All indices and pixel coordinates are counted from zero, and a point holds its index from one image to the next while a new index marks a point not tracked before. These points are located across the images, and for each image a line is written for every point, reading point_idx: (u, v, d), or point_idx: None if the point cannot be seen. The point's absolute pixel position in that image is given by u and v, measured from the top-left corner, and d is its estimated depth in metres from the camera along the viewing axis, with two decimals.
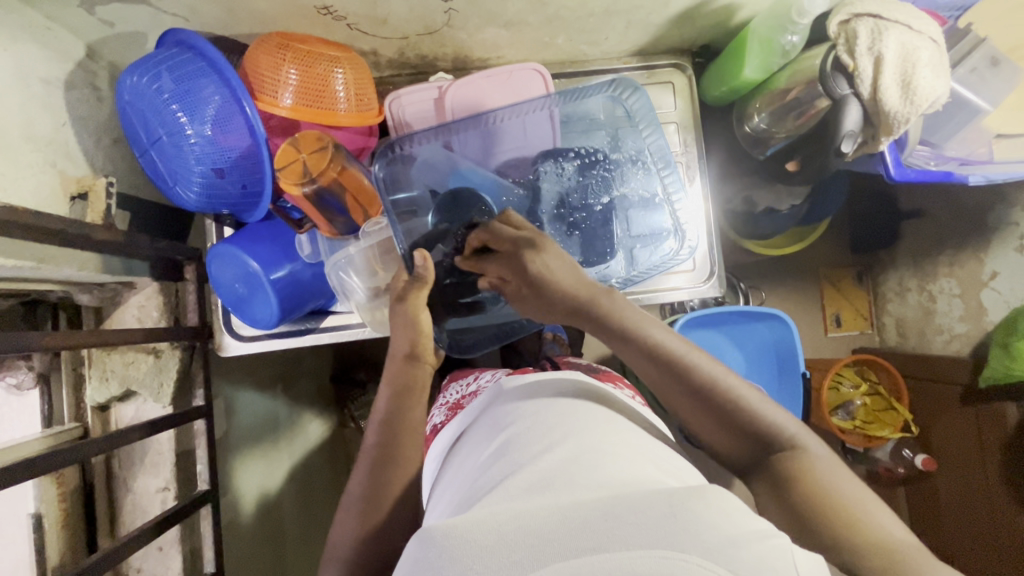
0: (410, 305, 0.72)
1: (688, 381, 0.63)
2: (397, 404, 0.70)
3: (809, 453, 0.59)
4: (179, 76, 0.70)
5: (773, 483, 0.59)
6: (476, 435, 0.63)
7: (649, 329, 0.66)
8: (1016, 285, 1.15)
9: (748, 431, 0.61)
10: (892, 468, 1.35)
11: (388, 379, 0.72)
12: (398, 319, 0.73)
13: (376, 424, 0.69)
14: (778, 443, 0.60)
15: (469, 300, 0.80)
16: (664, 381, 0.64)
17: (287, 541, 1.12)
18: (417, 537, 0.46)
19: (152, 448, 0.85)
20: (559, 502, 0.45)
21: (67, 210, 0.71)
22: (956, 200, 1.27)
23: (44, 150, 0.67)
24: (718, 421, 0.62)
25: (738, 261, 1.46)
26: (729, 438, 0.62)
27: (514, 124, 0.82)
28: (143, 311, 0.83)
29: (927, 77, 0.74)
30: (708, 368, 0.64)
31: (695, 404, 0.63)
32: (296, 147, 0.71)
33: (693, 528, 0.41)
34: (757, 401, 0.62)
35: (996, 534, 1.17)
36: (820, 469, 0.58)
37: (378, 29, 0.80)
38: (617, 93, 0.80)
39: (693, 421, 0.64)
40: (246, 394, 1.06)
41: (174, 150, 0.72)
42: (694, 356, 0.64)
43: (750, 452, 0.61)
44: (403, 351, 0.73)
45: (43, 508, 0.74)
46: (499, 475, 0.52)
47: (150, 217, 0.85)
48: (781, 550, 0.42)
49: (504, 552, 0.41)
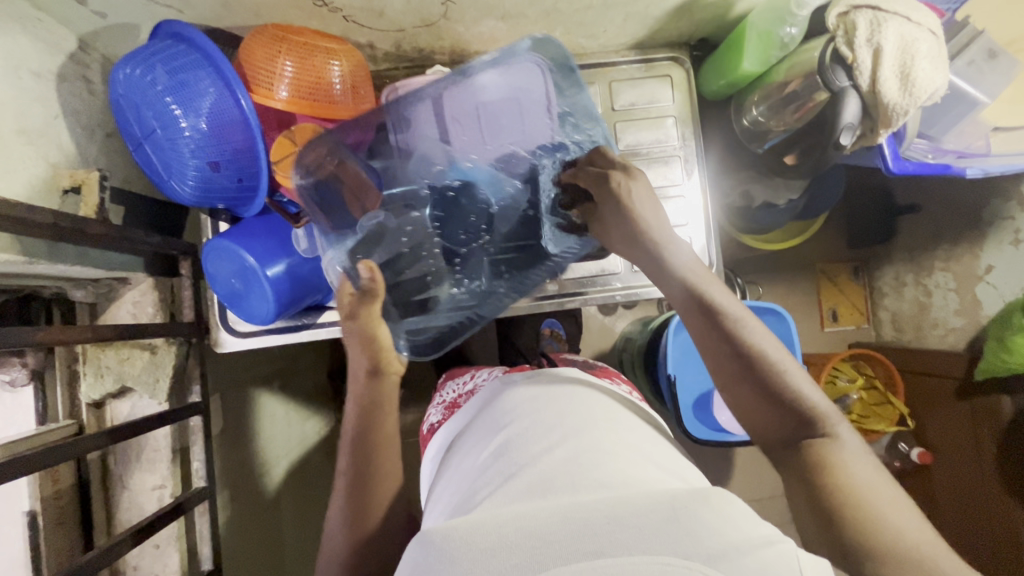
0: (364, 322, 0.68)
1: (739, 346, 0.62)
2: (368, 421, 0.67)
3: (844, 445, 0.58)
4: (173, 69, 0.69)
5: (800, 471, 0.58)
6: (474, 434, 0.63)
7: (708, 286, 0.66)
8: (1012, 279, 1.16)
9: (785, 409, 0.61)
10: (888, 462, 1.36)
11: (354, 397, 0.68)
12: (353, 336, 0.69)
13: (347, 444, 0.66)
14: (813, 426, 0.60)
15: (419, 297, 0.79)
16: (715, 343, 0.64)
17: (284, 539, 1.11)
18: (417, 540, 0.46)
19: (148, 445, 0.84)
20: (559, 505, 0.45)
21: (59, 203, 0.69)
22: (951, 194, 1.27)
23: (36, 143, 0.66)
24: (759, 394, 0.62)
25: (735, 256, 1.46)
26: (768, 414, 0.61)
27: (496, 101, 0.75)
28: (138, 307, 0.82)
29: (926, 69, 0.74)
30: (757, 339, 0.63)
31: (741, 373, 0.62)
32: (291, 139, 0.76)
33: (696, 534, 0.41)
34: (800, 381, 0.62)
35: (992, 527, 1.18)
36: (849, 462, 0.57)
37: (374, 21, 0.80)
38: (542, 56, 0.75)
39: (732, 393, 0.63)
40: (243, 391, 1.05)
41: (168, 144, 0.71)
42: (748, 325, 0.64)
43: (783, 433, 0.61)
44: (365, 368, 0.69)
45: (38, 506, 0.73)
46: (499, 476, 0.52)
47: (144, 213, 0.85)
48: (787, 556, 0.42)
49: (503, 555, 0.40)
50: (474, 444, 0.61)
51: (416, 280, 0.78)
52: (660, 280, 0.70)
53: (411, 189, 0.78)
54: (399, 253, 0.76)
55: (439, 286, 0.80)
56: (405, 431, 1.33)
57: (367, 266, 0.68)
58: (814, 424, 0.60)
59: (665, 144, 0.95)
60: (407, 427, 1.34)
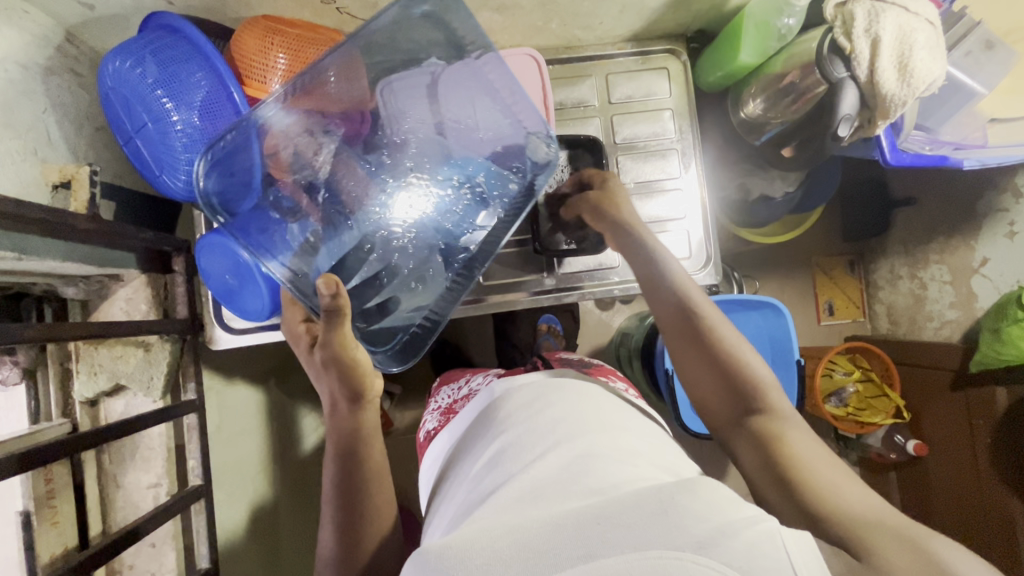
0: (338, 347, 0.65)
1: (691, 320, 0.67)
2: (352, 451, 0.66)
3: (787, 420, 0.60)
4: (162, 61, 0.68)
5: (755, 446, 0.60)
6: (469, 445, 0.63)
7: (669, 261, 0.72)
8: (1006, 271, 1.16)
9: (731, 380, 0.63)
10: (884, 454, 1.35)
11: (334, 428, 0.68)
12: (329, 365, 0.66)
13: (331, 476, 0.66)
14: (761, 396, 0.62)
15: (376, 300, 0.74)
16: (671, 318, 0.68)
17: (282, 538, 1.10)
18: (411, 557, 0.46)
19: (143, 444, 0.84)
20: (550, 514, 0.45)
21: (48, 199, 0.68)
22: (947, 186, 1.27)
23: (23, 138, 0.65)
24: (710, 367, 0.65)
25: (732, 250, 1.45)
26: (717, 386, 0.64)
27: (474, 83, 0.75)
28: (131, 304, 0.81)
29: (924, 59, 0.74)
30: (706, 310, 0.67)
31: (694, 348, 0.66)
32: (285, 133, 0.71)
33: (681, 525, 0.40)
34: (753, 358, 0.65)
35: (986, 517, 1.19)
36: (797, 439, 0.59)
37: (368, 13, 0.79)
38: (441, 15, 0.73)
39: (690, 370, 0.66)
40: (237, 389, 1.04)
41: (160, 138, 0.70)
42: (698, 297, 0.68)
43: (732, 405, 0.63)
44: (345, 396, 0.67)
45: (31, 506, 0.71)
46: (493, 488, 0.52)
47: (136, 209, 0.83)
48: (771, 534, 0.41)
49: (499, 568, 0.40)
50: (471, 456, 0.60)
51: (373, 282, 0.73)
52: (634, 254, 0.74)
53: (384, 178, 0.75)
54: (346, 256, 0.72)
55: (402, 286, 0.75)
56: (401, 428, 1.33)
57: (329, 283, 0.62)
58: (762, 395, 0.62)
59: (662, 137, 0.94)
60: (405, 424, 1.33)
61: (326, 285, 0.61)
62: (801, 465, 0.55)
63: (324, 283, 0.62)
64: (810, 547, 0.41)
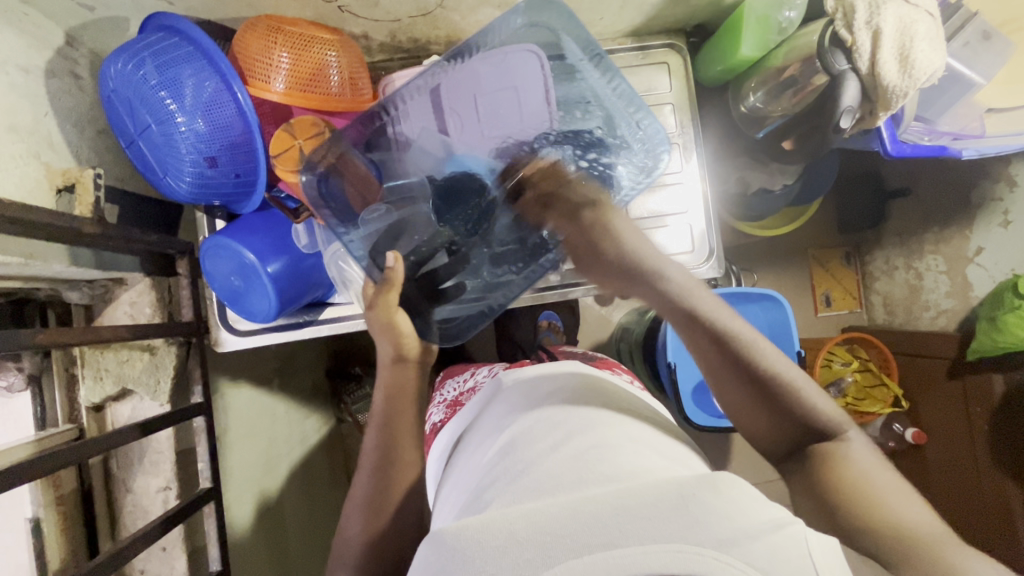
0: (383, 309, 0.70)
1: (737, 355, 0.60)
2: (393, 405, 0.69)
3: (852, 447, 0.57)
4: (164, 63, 0.67)
5: (806, 477, 0.56)
6: (482, 431, 0.63)
7: (698, 299, 0.64)
8: (1001, 259, 1.18)
9: (789, 409, 0.59)
10: (883, 442, 1.38)
11: (382, 383, 0.71)
12: (376, 325, 0.71)
13: (374, 426, 0.68)
14: (821, 426, 0.58)
15: (446, 284, 0.74)
16: (715, 357, 0.61)
17: (289, 538, 1.10)
18: (426, 542, 0.46)
19: (151, 447, 0.83)
20: (566, 500, 0.44)
21: (53, 203, 0.68)
22: (941, 177, 1.29)
23: (26, 141, 0.64)
24: (760, 403, 0.60)
25: (730, 244, 1.46)
26: (768, 421, 0.60)
27: (490, 89, 0.76)
28: (136, 308, 0.81)
29: (925, 50, 0.75)
30: (747, 338, 0.62)
31: (740, 384, 0.60)
32: (292, 134, 0.72)
33: (703, 521, 0.40)
34: (812, 393, 0.60)
35: (985, 501, 1.20)
36: (863, 467, 0.55)
37: (371, 11, 0.78)
38: (532, 19, 0.72)
39: (736, 405, 0.61)
40: (243, 390, 1.04)
41: (164, 140, 0.69)
42: (736, 326, 0.62)
43: (796, 434, 0.59)
44: (390, 356, 0.71)
45: (41, 513, 0.70)
46: (505, 474, 0.52)
47: (139, 212, 0.83)
48: (794, 538, 0.41)
49: (515, 551, 0.41)
50: (482, 444, 0.60)
51: (426, 276, 0.73)
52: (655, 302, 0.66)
53: (410, 180, 0.75)
54: (423, 249, 0.73)
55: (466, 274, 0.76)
56: None
57: (393, 254, 0.68)
58: (818, 414, 0.59)
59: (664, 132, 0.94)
60: None
61: (393, 258, 0.68)
62: (854, 484, 0.53)
63: (393, 256, 0.68)
64: (834, 551, 0.42)
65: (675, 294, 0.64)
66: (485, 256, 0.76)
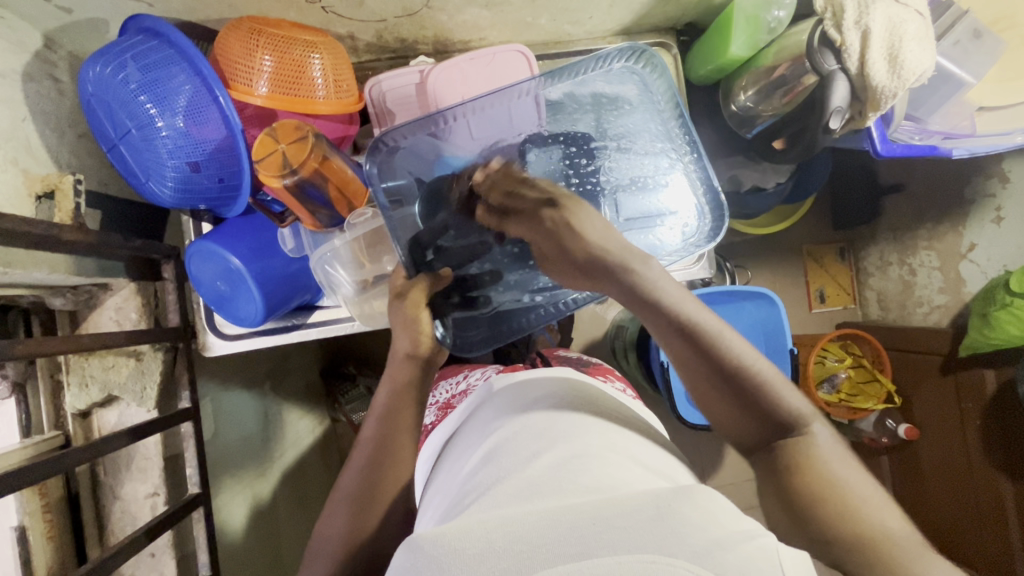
0: (413, 304, 0.67)
1: (703, 345, 0.59)
2: (398, 401, 0.66)
3: (818, 440, 0.56)
4: (145, 65, 0.66)
5: (771, 470, 0.56)
6: (466, 436, 0.63)
7: (663, 292, 0.61)
8: (994, 255, 1.18)
9: (752, 401, 0.57)
10: (876, 438, 1.36)
11: (388, 376, 0.68)
12: (396, 317, 0.68)
13: (375, 418, 0.65)
14: (787, 417, 0.57)
15: (474, 291, 0.74)
16: (678, 344, 0.60)
17: (282, 540, 1.10)
18: (404, 546, 0.46)
19: (139, 454, 0.82)
20: (544, 509, 0.44)
21: (32, 210, 0.68)
22: (935, 173, 1.28)
23: (3, 149, 0.64)
24: (727, 398, 0.58)
25: (724, 241, 1.45)
26: (738, 415, 0.58)
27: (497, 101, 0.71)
28: (122, 314, 0.80)
29: (914, 50, 0.74)
30: (716, 328, 0.59)
31: (713, 379, 0.58)
32: (275, 138, 0.70)
33: (679, 533, 0.40)
34: (780, 385, 0.58)
35: (976, 499, 1.21)
36: (826, 458, 0.54)
37: (355, 12, 0.77)
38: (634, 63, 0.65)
39: (705, 399, 0.60)
40: (233, 393, 1.03)
41: (145, 144, 0.69)
42: (703, 317, 0.60)
43: (761, 427, 0.57)
44: (406, 350, 0.67)
45: (27, 521, 0.70)
46: (485, 481, 0.51)
47: (123, 217, 0.82)
48: (768, 550, 0.42)
49: (491, 559, 0.40)
50: (465, 450, 0.60)
51: (457, 281, 0.72)
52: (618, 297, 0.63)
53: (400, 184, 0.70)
54: (452, 250, 0.71)
55: (490, 285, 0.76)
56: None
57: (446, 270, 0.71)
58: (781, 405, 0.57)
59: None
60: None
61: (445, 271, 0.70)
62: (821, 485, 0.52)
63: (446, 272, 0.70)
64: (805, 563, 0.42)
65: (645, 284, 0.61)
66: (503, 256, 0.74)
